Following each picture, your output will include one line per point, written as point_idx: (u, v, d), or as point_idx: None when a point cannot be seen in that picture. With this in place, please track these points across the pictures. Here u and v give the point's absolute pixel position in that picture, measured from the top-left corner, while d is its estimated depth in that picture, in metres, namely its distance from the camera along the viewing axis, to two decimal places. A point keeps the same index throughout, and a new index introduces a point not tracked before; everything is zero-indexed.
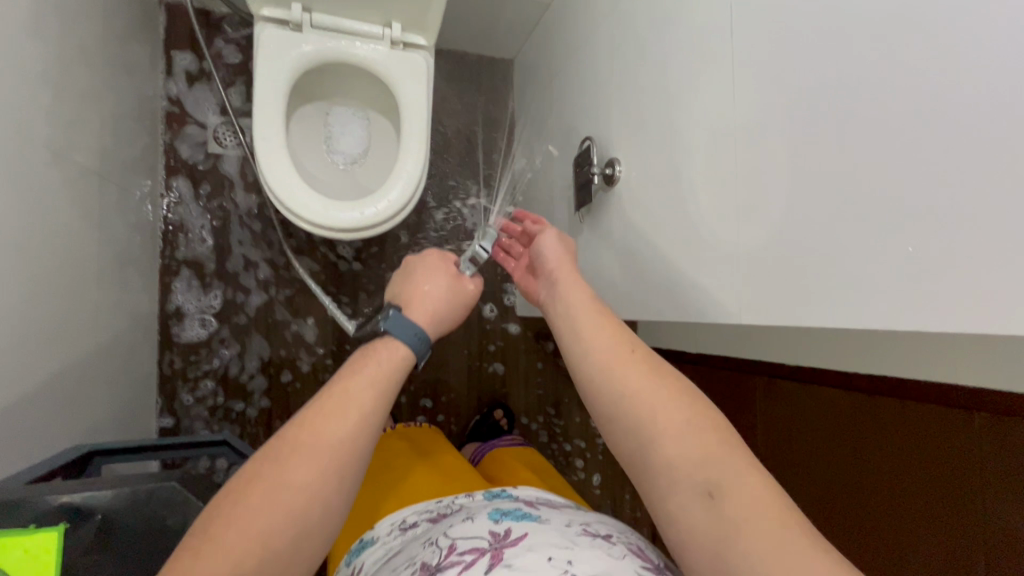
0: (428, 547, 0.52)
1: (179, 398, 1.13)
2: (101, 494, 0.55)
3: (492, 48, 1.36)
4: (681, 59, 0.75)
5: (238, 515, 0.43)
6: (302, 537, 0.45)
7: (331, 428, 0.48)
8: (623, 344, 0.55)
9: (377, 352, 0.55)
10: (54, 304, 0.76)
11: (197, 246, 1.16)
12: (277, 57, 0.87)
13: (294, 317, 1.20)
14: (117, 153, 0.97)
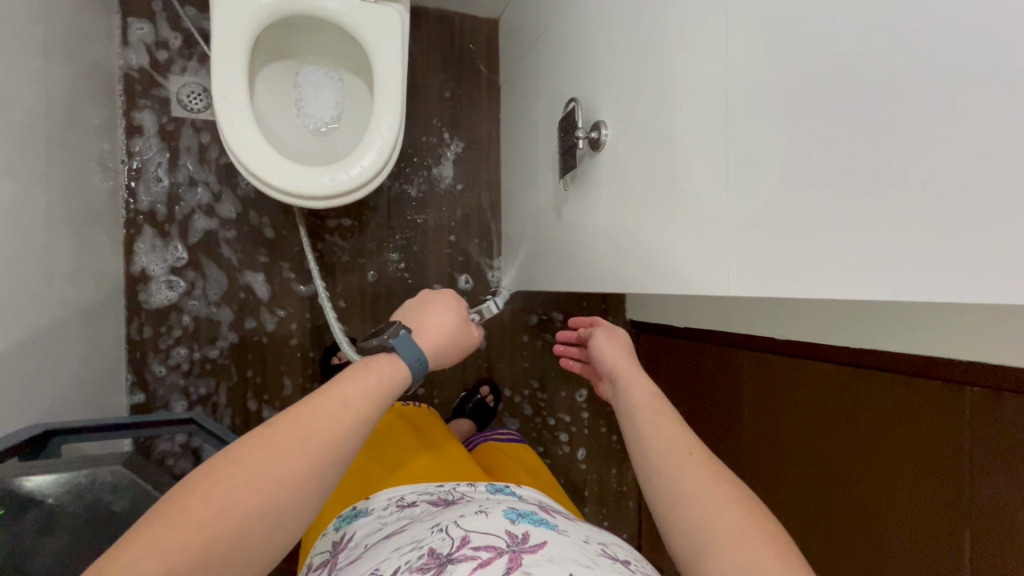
0: (436, 533, 0.49)
1: (151, 370, 1.09)
2: (47, 480, 0.53)
3: (475, 7, 1.28)
4: (670, 12, 0.70)
5: (210, 498, 0.38)
6: (268, 540, 0.40)
7: (324, 426, 0.43)
8: (681, 441, 0.52)
9: (382, 363, 0.50)
10: (4, 276, 0.71)
11: (153, 187, 1.10)
12: (237, 10, 0.80)
13: (244, 264, 1.14)
14: (71, 115, 0.91)
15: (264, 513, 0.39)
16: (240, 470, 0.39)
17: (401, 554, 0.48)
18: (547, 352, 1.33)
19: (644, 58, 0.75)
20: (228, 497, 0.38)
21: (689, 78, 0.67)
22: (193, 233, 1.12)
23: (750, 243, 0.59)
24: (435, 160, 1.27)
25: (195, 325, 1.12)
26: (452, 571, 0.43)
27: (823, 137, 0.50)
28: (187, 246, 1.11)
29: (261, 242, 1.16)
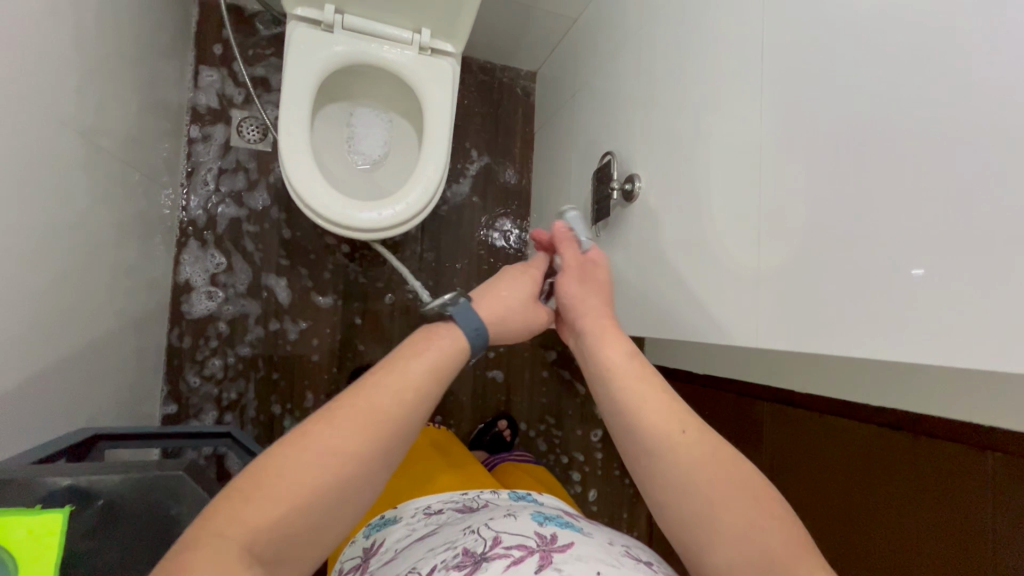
0: (468, 534, 0.52)
1: (186, 379, 1.13)
2: (108, 479, 0.54)
3: (517, 60, 1.37)
4: (706, 82, 0.75)
5: (286, 467, 0.41)
6: (340, 506, 0.42)
7: (387, 395, 0.45)
8: (667, 418, 0.48)
9: (438, 335, 0.51)
10: (70, 288, 0.76)
11: (199, 202, 1.17)
12: (307, 55, 0.88)
13: (269, 270, 1.19)
14: (143, 141, 0.98)
15: (338, 480, 0.41)
16: (311, 442, 0.42)
17: (436, 553, 0.50)
18: (564, 389, 1.35)
19: (680, 121, 0.80)
20: (304, 465, 0.41)
21: (723, 143, 0.72)
22: (226, 236, 1.17)
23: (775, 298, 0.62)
24: (470, 199, 1.33)
25: (230, 332, 1.16)
26: (488, 567, 0.45)
27: (853, 207, 0.53)
28: (226, 255, 1.17)
29: (293, 254, 1.21)
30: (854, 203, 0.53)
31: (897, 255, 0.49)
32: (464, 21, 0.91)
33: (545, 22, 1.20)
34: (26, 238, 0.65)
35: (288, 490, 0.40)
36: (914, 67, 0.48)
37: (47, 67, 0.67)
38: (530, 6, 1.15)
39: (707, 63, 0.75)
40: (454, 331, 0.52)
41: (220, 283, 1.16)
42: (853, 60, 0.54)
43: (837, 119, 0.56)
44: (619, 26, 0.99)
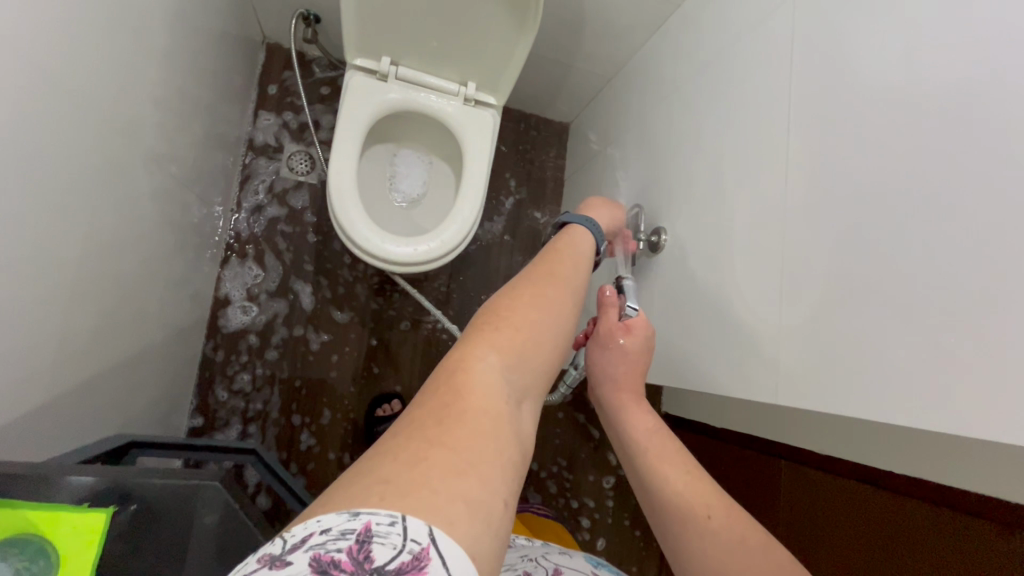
0: (527, 561, 0.58)
1: (214, 391, 1.16)
2: (150, 484, 0.56)
3: (552, 112, 1.44)
4: (736, 145, 0.79)
5: (510, 319, 0.41)
6: (554, 360, 0.43)
7: (561, 275, 0.49)
8: (698, 500, 0.51)
9: (573, 241, 0.58)
10: (122, 299, 0.81)
11: (243, 221, 1.24)
12: (362, 100, 0.96)
13: (297, 278, 1.24)
14: (203, 168, 1.05)
15: (558, 327, 0.44)
16: (523, 298, 0.44)
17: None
18: (578, 433, 1.35)
19: (708, 181, 0.84)
20: (531, 317, 0.42)
21: (748, 204, 0.75)
22: (263, 241, 1.24)
23: (795, 357, 0.64)
24: (498, 239, 1.38)
25: (260, 343, 1.20)
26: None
27: (876, 274, 0.55)
28: (261, 267, 1.23)
29: (317, 260, 1.26)
30: (874, 271, 0.55)
31: (919, 323, 0.51)
32: (508, 77, 0.97)
33: (582, 80, 1.28)
34: (92, 251, 0.70)
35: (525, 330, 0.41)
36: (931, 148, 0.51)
37: (130, 98, 0.74)
38: (569, 65, 1.23)
39: (735, 128, 0.80)
40: (575, 239, 0.58)
41: (254, 298, 1.21)
42: (878, 135, 0.57)
43: (858, 191, 0.59)
44: (652, 88, 1.05)
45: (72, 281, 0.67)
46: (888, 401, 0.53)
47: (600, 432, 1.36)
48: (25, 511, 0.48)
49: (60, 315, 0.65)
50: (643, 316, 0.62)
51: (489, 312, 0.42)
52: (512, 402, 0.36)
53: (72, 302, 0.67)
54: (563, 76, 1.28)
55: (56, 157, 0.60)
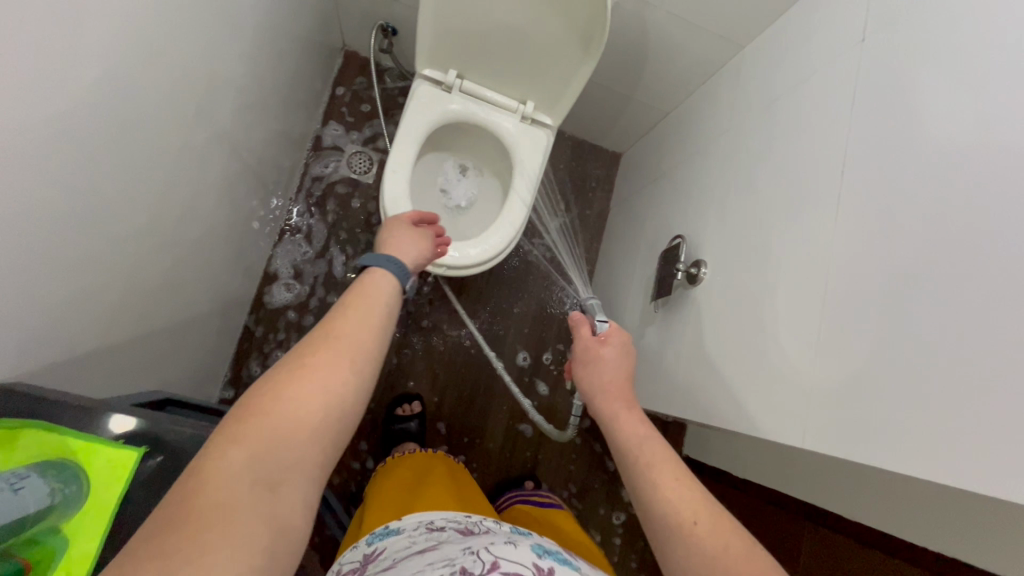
0: (467, 554, 0.53)
1: (249, 362, 1.21)
2: (182, 431, 0.60)
3: (607, 141, 1.46)
4: (789, 185, 0.78)
5: (285, 391, 0.43)
6: (350, 419, 0.46)
7: (349, 325, 0.51)
8: (684, 505, 0.50)
9: (372, 279, 0.59)
10: (180, 264, 0.86)
11: (300, 209, 1.30)
12: (425, 107, 1.01)
13: (332, 255, 1.30)
14: (270, 155, 1.12)
15: (347, 388, 0.46)
16: (300, 367, 0.45)
17: (432, 568, 0.51)
18: (593, 464, 1.32)
19: (756, 218, 0.83)
20: (303, 384, 0.44)
21: (795, 245, 0.74)
22: (310, 218, 1.30)
23: (826, 402, 0.61)
24: (538, 258, 1.39)
25: (297, 321, 1.25)
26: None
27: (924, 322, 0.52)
28: (309, 248, 1.29)
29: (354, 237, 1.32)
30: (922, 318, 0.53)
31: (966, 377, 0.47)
32: (566, 98, 1.00)
33: (638, 112, 1.29)
34: (157, 213, 0.75)
35: (295, 402, 0.43)
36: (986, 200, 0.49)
37: (212, 81, 0.80)
38: (628, 96, 1.25)
39: (789, 168, 0.79)
40: (384, 269, 0.61)
41: (299, 278, 1.27)
42: (939, 180, 0.55)
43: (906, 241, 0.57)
44: (709, 124, 1.05)
45: (138, 238, 0.72)
46: (925, 458, 0.50)
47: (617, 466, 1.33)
48: (67, 436, 0.52)
49: (123, 266, 0.70)
50: (611, 324, 0.72)
51: (259, 389, 0.44)
52: (270, 486, 0.39)
53: (135, 258, 0.73)
54: (620, 105, 1.30)
55: (136, 122, 0.65)
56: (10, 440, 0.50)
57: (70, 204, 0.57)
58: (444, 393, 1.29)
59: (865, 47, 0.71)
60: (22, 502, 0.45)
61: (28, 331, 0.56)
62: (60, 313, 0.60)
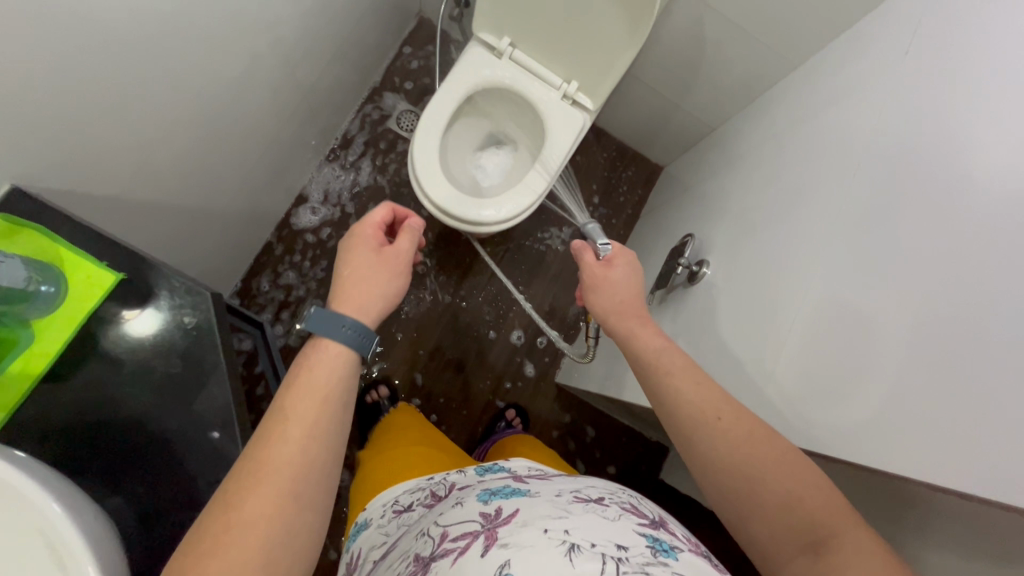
0: (421, 538, 0.56)
1: (260, 276, 1.27)
2: (163, 270, 0.60)
3: (650, 150, 1.47)
4: (809, 195, 0.77)
5: (225, 543, 0.44)
6: (298, 549, 0.48)
7: (285, 452, 0.49)
8: (709, 403, 0.57)
9: (314, 364, 0.57)
10: (220, 159, 0.93)
11: (344, 150, 1.37)
12: (474, 69, 1.05)
13: (363, 195, 1.35)
14: (327, 90, 1.19)
15: (290, 519, 0.47)
16: (229, 526, 0.45)
17: (394, 565, 0.55)
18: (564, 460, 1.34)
19: (770, 225, 0.82)
20: (231, 555, 0.44)
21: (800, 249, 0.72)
22: (353, 161, 1.37)
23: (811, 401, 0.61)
24: (554, 250, 1.44)
25: (315, 246, 1.31)
26: (437, 568, 0.48)
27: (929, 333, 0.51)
28: (343, 185, 1.35)
29: (393, 192, 1.37)
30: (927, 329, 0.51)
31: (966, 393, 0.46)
32: (609, 83, 1.01)
33: (686, 123, 1.29)
34: (208, 99, 0.82)
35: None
36: (996, 223, 0.48)
37: None
38: (676, 105, 1.26)
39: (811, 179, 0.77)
40: (333, 339, 0.59)
41: (327, 206, 1.33)
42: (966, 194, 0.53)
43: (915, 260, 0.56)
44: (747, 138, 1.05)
45: (185, 117, 0.78)
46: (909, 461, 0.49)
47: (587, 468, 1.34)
48: (61, 247, 0.57)
49: (165, 136, 0.77)
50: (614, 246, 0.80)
51: (181, 559, 0.43)
52: None
53: (179, 132, 0.79)
54: (669, 115, 1.31)
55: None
56: (9, 232, 0.55)
57: (124, 55, 0.63)
58: (436, 355, 1.35)
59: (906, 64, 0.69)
60: None
61: (56, 156, 0.61)
62: (89, 150, 0.65)
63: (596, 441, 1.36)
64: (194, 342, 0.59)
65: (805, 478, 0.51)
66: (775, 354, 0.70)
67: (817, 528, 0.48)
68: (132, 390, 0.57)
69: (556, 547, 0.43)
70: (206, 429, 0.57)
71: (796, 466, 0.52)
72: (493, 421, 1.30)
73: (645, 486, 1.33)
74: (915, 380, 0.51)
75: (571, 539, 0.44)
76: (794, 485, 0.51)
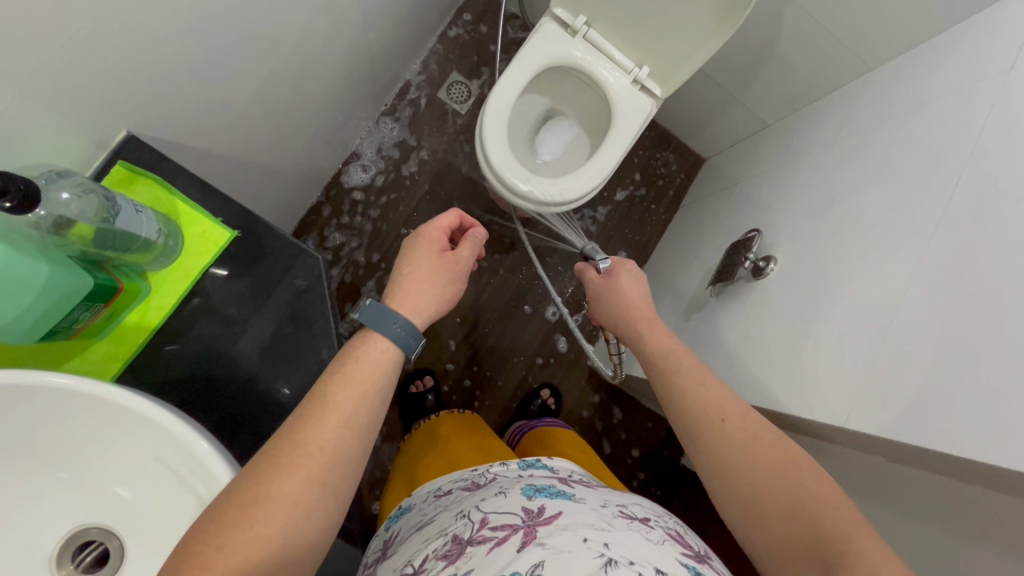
0: (460, 519, 0.51)
1: (308, 237, 1.30)
2: (278, 231, 0.61)
3: (697, 141, 1.47)
4: (883, 197, 0.79)
5: (245, 526, 0.41)
6: (315, 544, 0.46)
7: (320, 438, 0.47)
8: (714, 406, 0.58)
9: (366, 350, 0.54)
10: (293, 118, 0.91)
11: (393, 113, 1.36)
12: (546, 46, 1.03)
13: (410, 160, 1.36)
14: (389, 55, 1.17)
15: (312, 513, 0.45)
16: (255, 500, 0.43)
17: (429, 543, 0.50)
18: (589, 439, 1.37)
19: (841, 224, 0.84)
20: (250, 532, 0.41)
21: (880, 251, 0.74)
22: (404, 126, 1.37)
23: (886, 395, 0.64)
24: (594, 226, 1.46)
25: (361, 204, 1.33)
26: (471, 553, 0.44)
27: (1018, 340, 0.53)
28: (393, 146, 1.36)
29: (441, 162, 1.38)
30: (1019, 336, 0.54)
31: None
32: (683, 72, 1.01)
33: (740, 117, 1.30)
34: (295, 57, 0.80)
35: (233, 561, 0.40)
36: None
37: None
38: (734, 96, 1.26)
39: (895, 184, 0.78)
40: (383, 339, 0.55)
41: (376, 164, 1.35)
42: None
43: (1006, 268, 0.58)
44: (813, 135, 1.05)
45: (274, 72, 0.77)
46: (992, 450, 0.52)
47: (613, 449, 1.37)
48: (177, 199, 0.57)
49: (252, 89, 0.74)
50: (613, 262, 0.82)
51: (204, 524, 0.41)
52: None
53: (267, 89, 0.78)
54: (724, 106, 1.31)
55: None
56: (126, 182, 0.55)
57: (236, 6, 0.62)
58: (476, 326, 1.36)
59: (1010, 76, 0.70)
60: (136, 224, 0.50)
61: (165, 102, 0.60)
62: (196, 100, 0.64)
63: (622, 423, 1.39)
64: (305, 304, 0.60)
65: (813, 480, 0.50)
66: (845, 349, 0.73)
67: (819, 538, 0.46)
68: (242, 349, 0.57)
69: (592, 558, 0.39)
70: (280, 387, 0.57)
71: (802, 467, 0.51)
72: (528, 398, 1.32)
73: (666, 470, 1.36)
74: (999, 382, 0.53)
75: (610, 553, 0.40)
76: (801, 492, 0.49)
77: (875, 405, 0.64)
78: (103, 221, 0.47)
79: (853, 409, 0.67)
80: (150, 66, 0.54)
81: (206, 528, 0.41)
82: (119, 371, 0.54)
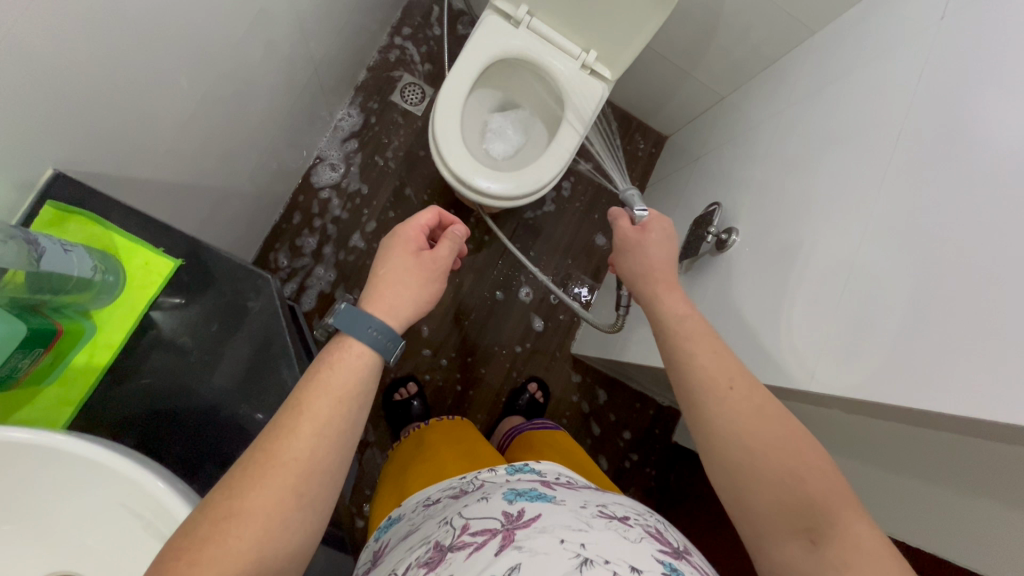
0: (443, 526, 0.51)
1: (278, 249, 1.28)
2: (223, 254, 0.60)
3: (656, 120, 1.48)
4: (831, 160, 0.80)
5: (218, 540, 0.41)
6: (294, 556, 0.45)
7: (295, 448, 0.46)
8: (715, 371, 0.56)
9: (341, 357, 0.53)
10: (240, 138, 0.90)
11: (350, 115, 1.36)
12: (491, 38, 1.03)
13: (375, 161, 1.36)
14: (334, 62, 1.16)
15: (289, 525, 0.45)
16: (229, 515, 0.42)
17: (412, 550, 0.50)
18: (579, 424, 1.37)
19: (794, 190, 0.85)
20: (224, 548, 0.41)
21: (832, 212, 0.75)
22: (363, 126, 1.36)
23: (846, 352, 0.65)
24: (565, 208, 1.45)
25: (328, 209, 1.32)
26: (451, 559, 0.44)
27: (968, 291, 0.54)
28: (354, 148, 1.35)
29: (404, 162, 1.37)
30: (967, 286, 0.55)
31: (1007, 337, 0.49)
32: (629, 53, 1.01)
33: (694, 92, 1.30)
34: (232, 80, 0.79)
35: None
36: None
37: None
38: (687, 72, 1.27)
39: (841, 145, 0.79)
40: (361, 346, 0.54)
41: (343, 165, 1.34)
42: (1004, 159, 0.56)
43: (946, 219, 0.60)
44: (763, 104, 1.06)
45: (212, 98, 0.76)
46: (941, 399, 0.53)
47: (603, 430, 1.38)
48: (114, 234, 0.57)
49: (188, 113, 0.73)
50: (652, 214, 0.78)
51: (178, 540, 0.41)
52: None
53: (206, 114, 0.77)
54: (676, 83, 1.32)
55: None
56: (57, 222, 0.54)
57: (161, 42, 0.61)
58: (457, 320, 1.36)
59: (942, 30, 0.71)
60: (68, 264, 0.49)
61: (93, 134, 0.58)
62: (131, 135, 0.64)
63: (610, 403, 1.40)
64: (262, 324, 0.59)
65: (807, 448, 0.50)
66: (801, 311, 0.74)
67: (813, 513, 0.47)
68: (203, 378, 0.56)
69: (568, 559, 0.40)
70: (249, 412, 0.56)
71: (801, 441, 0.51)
72: (515, 392, 1.32)
73: (659, 448, 1.38)
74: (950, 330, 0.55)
75: (585, 552, 0.40)
76: (798, 464, 0.49)
77: (842, 364, 0.64)
78: (30, 265, 0.47)
79: (816, 368, 0.68)
80: (71, 103, 0.53)
81: (176, 545, 0.40)
82: (71, 415, 0.53)
